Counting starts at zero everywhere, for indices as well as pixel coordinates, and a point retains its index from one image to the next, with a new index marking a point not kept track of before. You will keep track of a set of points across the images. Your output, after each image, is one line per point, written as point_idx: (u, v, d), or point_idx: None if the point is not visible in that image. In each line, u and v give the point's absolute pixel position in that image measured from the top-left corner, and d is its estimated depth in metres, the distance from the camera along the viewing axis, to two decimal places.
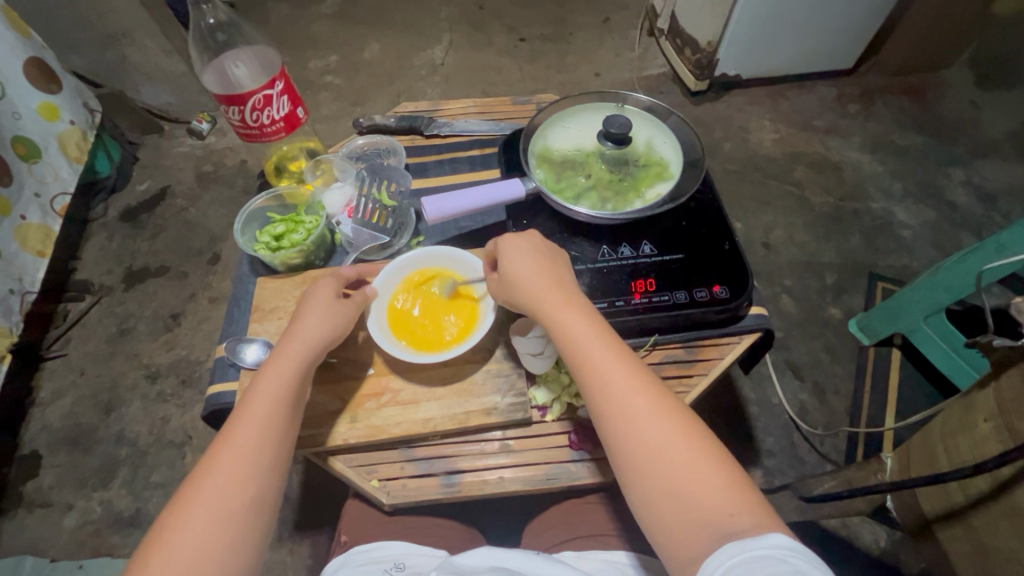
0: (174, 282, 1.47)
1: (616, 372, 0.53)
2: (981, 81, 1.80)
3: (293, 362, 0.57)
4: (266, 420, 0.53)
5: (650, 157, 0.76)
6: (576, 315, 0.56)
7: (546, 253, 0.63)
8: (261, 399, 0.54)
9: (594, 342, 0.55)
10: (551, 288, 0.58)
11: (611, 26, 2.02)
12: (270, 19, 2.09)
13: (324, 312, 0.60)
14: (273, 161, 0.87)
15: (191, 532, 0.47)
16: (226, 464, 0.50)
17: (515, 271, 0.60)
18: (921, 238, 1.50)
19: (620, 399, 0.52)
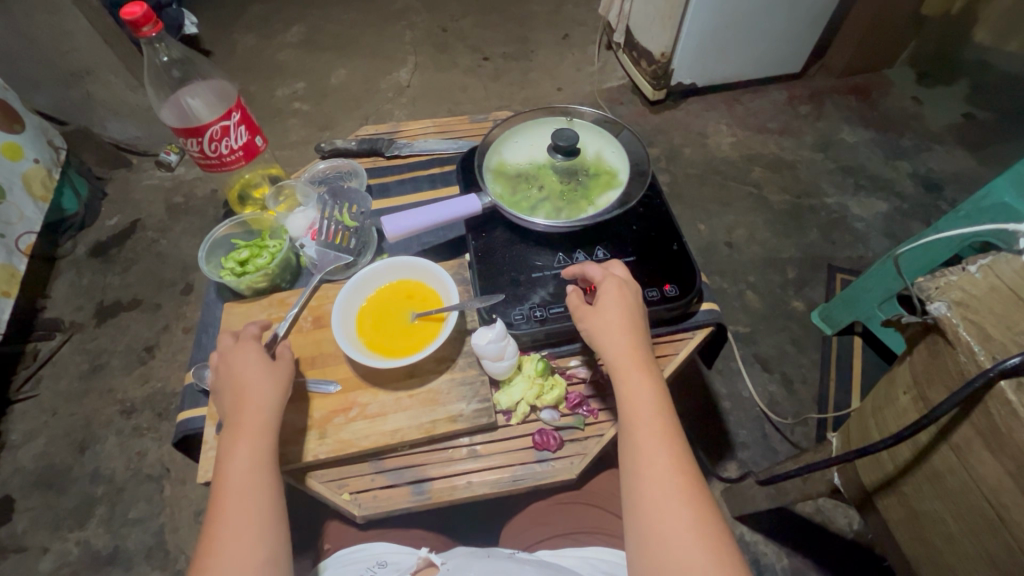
0: (147, 315, 1.46)
1: (656, 446, 0.54)
2: (921, 78, 1.91)
3: (265, 410, 0.59)
4: (255, 479, 0.55)
5: (603, 167, 0.80)
6: (643, 383, 0.58)
7: (634, 307, 0.63)
8: (240, 483, 0.55)
9: (651, 415, 0.57)
10: (627, 350, 0.60)
11: (571, 42, 2.09)
12: (236, 50, 2.11)
13: (266, 370, 0.61)
14: (236, 190, 0.89)
15: None
16: (227, 555, 0.51)
17: (602, 320, 0.62)
18: (875, 229, 1.57)
19: (654, 468, 0.53)
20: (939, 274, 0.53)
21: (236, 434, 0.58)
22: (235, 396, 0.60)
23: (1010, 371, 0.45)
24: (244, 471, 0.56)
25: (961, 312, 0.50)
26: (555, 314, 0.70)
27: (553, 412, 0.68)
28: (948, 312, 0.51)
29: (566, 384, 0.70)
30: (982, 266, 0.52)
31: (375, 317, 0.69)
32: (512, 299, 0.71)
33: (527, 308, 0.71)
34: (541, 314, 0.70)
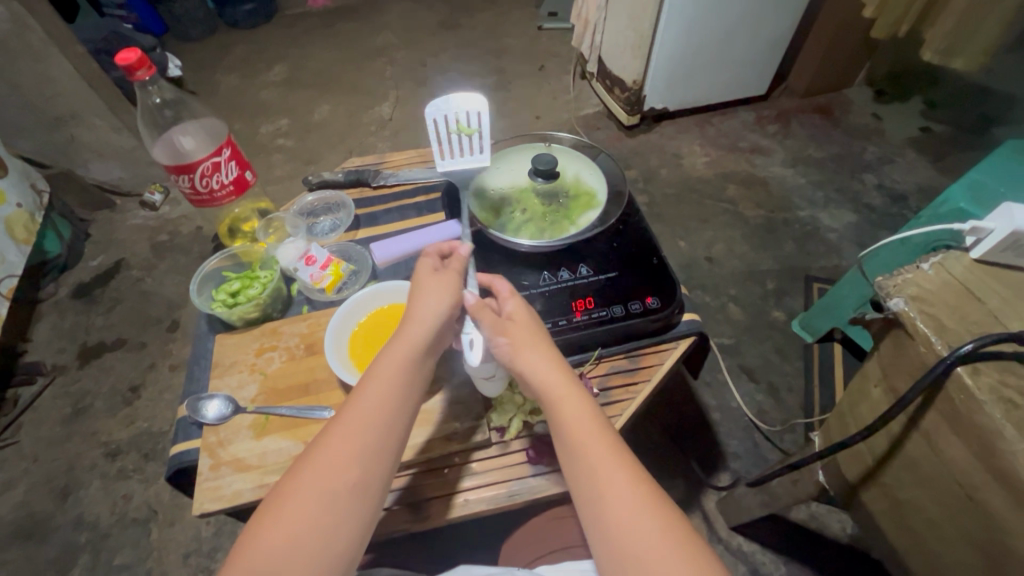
0: (133, 354, 1.45)
1: (605, 461, 0.54)
2: (878, 96, 2.02)
3: (418, 331, 0.60)
4: (385, 398, 0.56)
5: (579, 188, 0.84)
6: (578, 402, 0.58)
7: (539, 327, 0.64)
8: (367, 399, 0.56)
9: (589, 429, 0.56)
10: (550, 371, 0.59)
11: (546, 73, 2.18)
12: (220, 90, 2.16)
13: (433, 291, 0.62)
14: (225, 224, 0.90)
15: (300, 505, 0.49)
16: (328, 463, 0.52)
17: (520, 342, 0.61)
18: (847, 239, 1.64)
19: (610, 480, 0.52)
20: (895, 271, 0.56)
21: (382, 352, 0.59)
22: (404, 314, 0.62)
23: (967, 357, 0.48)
24: (376, 391, 0.56)
25: (917, 305, 0.53)
26: None
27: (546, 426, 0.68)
28: (905, 307, 0.53)
29: None
30: (934, 262, 0.56)
31: (366, 343, 0.71)
32: None
33: None
34: None
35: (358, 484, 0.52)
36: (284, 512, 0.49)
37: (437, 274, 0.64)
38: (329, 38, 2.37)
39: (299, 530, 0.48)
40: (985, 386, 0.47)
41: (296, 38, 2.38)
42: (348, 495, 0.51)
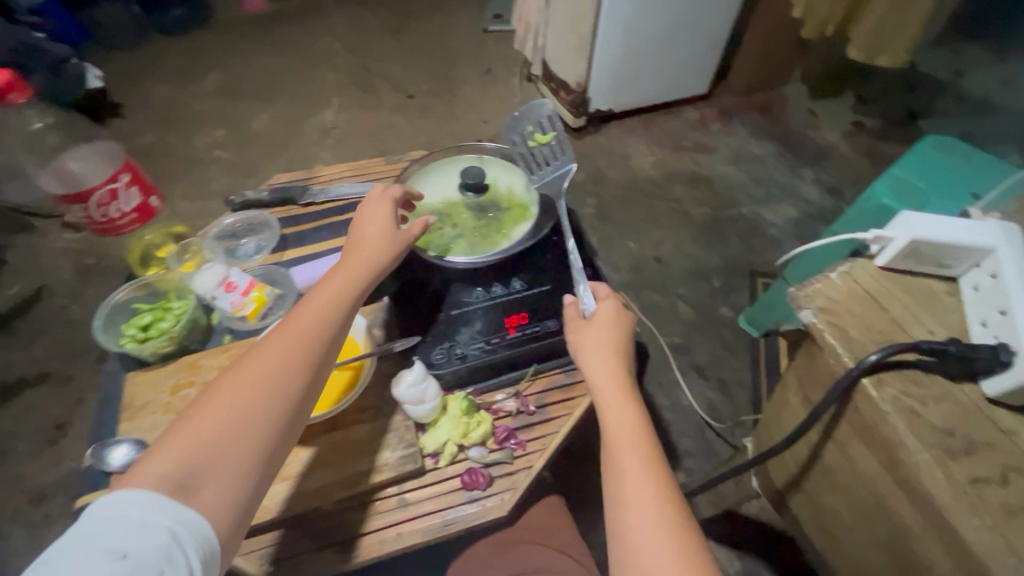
0: (58, 388, 1.35)
1: (638, 465, 0.55)
2: (813, 93, 2.09)
3: (360, 268, 0.64)
4: (321, 321, 0.59)
5: (510, 202, 0.82)
6: (627, 406, 0.60)
7: (623, 333, 0.67)
8: (305, 322, 0.58)
9: (636, 436, 0.57)
10: (610, 373, 0.62)
11: (493, 76, 2.16)
12: (149, 101, 2.04)
13: (380, 234, 0.67)
14: (136, 254, 0.86)
15: (225, 407, 0.51)
16: (259, 370, 0.54)
17: (591, 342, 0.65)
18: (787, 233, 1.69)
19: (636, 482, 0.53)
20: (807, 282, 0.61)
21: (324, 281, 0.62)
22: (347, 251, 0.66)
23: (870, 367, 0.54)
24: (315, 313, 0.59)
25: (826, 317, 0.58)
26: (476, 350, 0.71)
27: (481, 449, 0.66)
28: (814, 318, 0.58)
29: (492, 419, 0.69)
30: (842, 272, 0.61)
31: None
32: (433, 338, 0.72)
33: (448, 347, 0.71)
34: (462, 351, 0.71)
35: (283, 391, 0.54)
36: (213, 404, 0.51)
37: (386, 207, 0.70)
38: (267, 43, 2.28)
39: (223, 424, 0.50)
40: (888, 398, 0.54)
41: (232, 43, 2.28)
42: (271, 403, 0.53)
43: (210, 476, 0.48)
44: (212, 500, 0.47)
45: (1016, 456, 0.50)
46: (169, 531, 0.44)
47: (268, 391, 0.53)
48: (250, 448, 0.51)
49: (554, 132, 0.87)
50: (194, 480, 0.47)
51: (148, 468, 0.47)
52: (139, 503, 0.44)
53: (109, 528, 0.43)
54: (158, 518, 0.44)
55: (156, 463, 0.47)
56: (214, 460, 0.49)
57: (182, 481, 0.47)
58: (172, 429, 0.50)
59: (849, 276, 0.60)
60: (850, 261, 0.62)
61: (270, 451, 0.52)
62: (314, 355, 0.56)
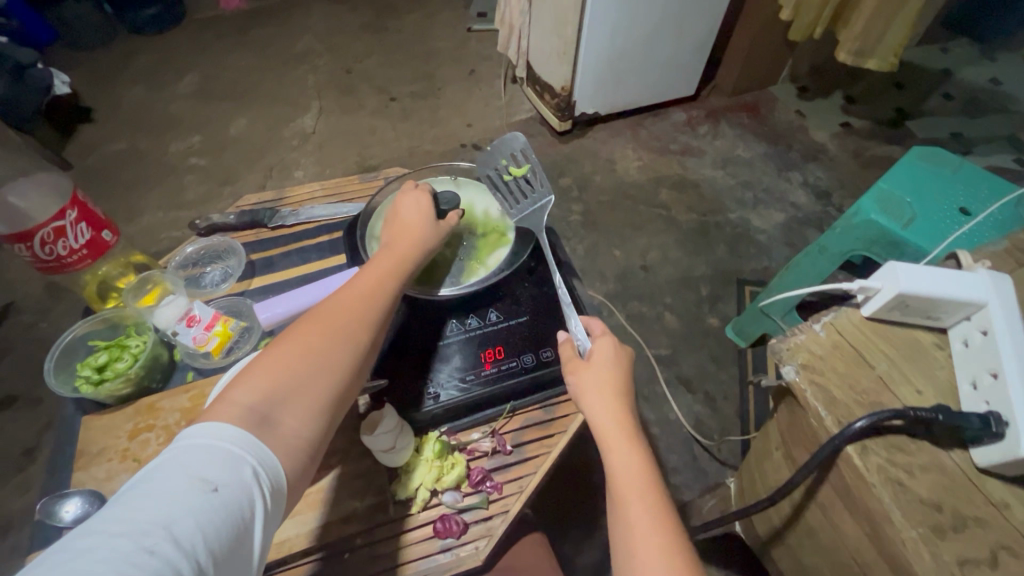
0: (27, 411, 1.31)
1: (645, 519, 0.51)
2: (801, 93, 2.07)
3: (407, 246, 0.67)
4: (377, 289, 0.61)
5: (480, 234, 0.79)
6: (630, 452, 0.56)
7: (623, 369, 0.63)
8: (362, 289, 0.60)
9: (641, 484, 0.54)
10: (611, 416, 0.59)
11: (477, 77, 2.11)
12: (122, 105, 1.98)
13: (422, 217, 0.70)
14: (92, 291, 0.79)
15: (292, 357, 0.52)
16: (320, 327, 0.55)
17: (590, 380, 0.62)
18: (775, 239, 1.67)
19: (644, 538, 0.50)
20: (790, 334, 0.63)
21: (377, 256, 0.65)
22: (394, 233, 0.69)
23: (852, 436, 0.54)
24: (370, 283, 0.61)
25: (807, 374, 0.60)
26: (450, 388, 0.68)
27: (455, 494, 0.63)
28: (795, 376, 0.60)
29: (467, 460, 0.66)
30: (825, 323, 0.63)
31: None
32: (405, 377, 0.69)
33: (420, 385, 0.68)
34: (436, 390, 0.68)
35: (346, 347, 0.55)
36: (281, 353, 0.52)
37: (429, 189, 0.74)
38: (243, 43, 2.21)
39: (291, 371, 0.51)
40: (873, 467, 0.54)
41: (207, 44, 2.21)
42: (337, 355, 0.54)
43: (287, 412, 0.49)
44: (287, 438, 0.48)
45: (1006, 533, 0.49)
46: (252, 462, 0.45)
47: (338, 338, 0.55)
48: (319, 395, 0.52)
49: (529, 164, 0.77)
50: (272, 412, 0.48)
51: (232, 400, 0.48)
52: (230, 427, 0.46)
53: (203, 453, 0.44)
54: (243, 446, 0.45)
55: (239, 394, 0.49)
56: (291, 397, 0.50)
57: (264, 413, 0.48)
58: (249, 367, 0.51)
59: (833, 329, 0.62)
60: (836, 309, 0.64)
61: (332, 403, 0.52)
62: (377, 315, 0.59)
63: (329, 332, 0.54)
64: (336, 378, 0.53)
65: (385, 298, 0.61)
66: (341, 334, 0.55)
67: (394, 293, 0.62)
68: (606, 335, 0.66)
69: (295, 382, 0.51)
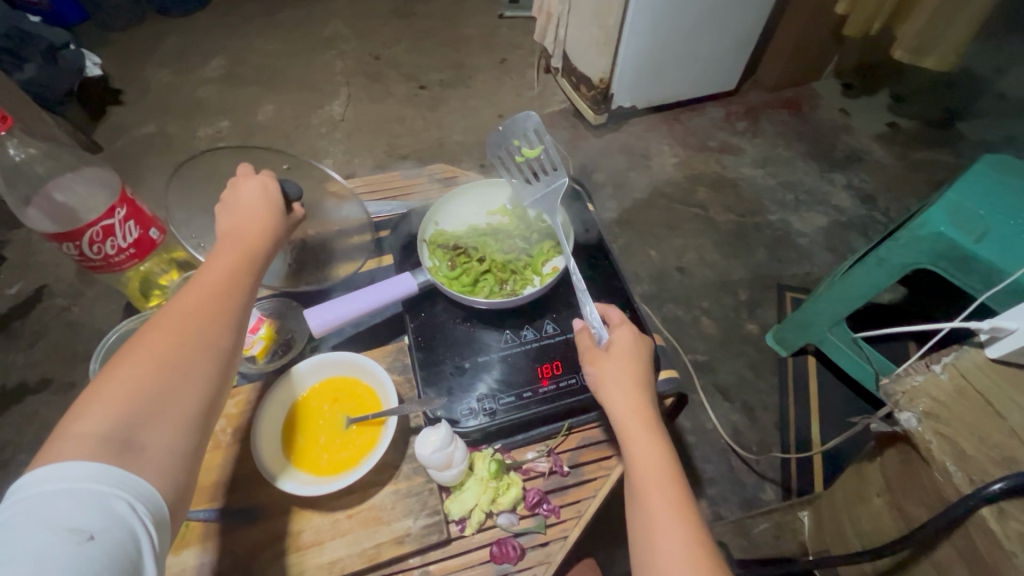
0: (58, 397, 1.30)
1: (667, 513, 0.50)
2: (846, 90, 1.98)
3: (247, 235, 0.59)
4: (231, 283, 0.55)
5: (534, 240, 0.78)
6: (653, 445, 0.55)
7: (643, 359, 0.61)
8: (211, 286, 0.54)
9: (663, 479, 0.52)
10: (634, 407, 0.57)
11: (509, 66, 2.05)
12: (150, 88, 1.95)
13: (260, 201, 0.62)
14: (135, 288, 0.78)
15: (139, 371, 0.46)
16: (168, 334, 0.49)
17: (610, 369, 0.59)
18: (817, 244, 1.61)
19: (665, 533, 0.49)
20: (906, 376, 0.62)
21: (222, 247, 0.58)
22: (232, 220, 0.61)
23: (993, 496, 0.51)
24: (218, 277, 0.55)
25: (931, 424, 0.59)
26: (505, 405, 0.65)
27: (511, 516, 0.61)
28: (917, 424, 0.59)
29: (523, 481, 0.63)
30: (947, 364, 0.61)
31: (312, 437, 0.62)
32: (457, 391, 0.66)
33: (474, 401, 0.65)
34: (490, 406, 0.65)
35: (209, 350, 0.50)
36: (123, 371, 0.46)
37: (271, 174, 0.66)
38: (271, 27, 2.17)
39: (142, 386, 0.46)
40: (1013, 533, 0.51)
41: (234, 27, 2.17)
42: (199, 361, 0.49)
43: (154, 434, 0.45)
44: (159, 458, 0.44)
45: None
46: (121, 496, 0.41)
47: (198, 345, 0.49)
48: (186, 408, 0.47)
49: (542, 145, 0.76)
50: (134, 440, 0.43)
51: (78, 434, 0.42)
52: (85, 465, 0.40)
53: (56, 500, 0.38)
54: (107, 482, 0.40)
55: (87, 426, 0.43)
56: (156, 417, 0.45)
57: (124, 438, 0.43)
58: (93, 390, 0.45)
59: (955, 370, 0.60)
60: (957, 350, 0.62)
61: (207, 413, 0.49)
62: (237, 310, 0.54)
63: (184, 339, 0.49)
64: (204, 385, 0.49)
65: (244, 291, 0.55)
66: (199, 340, 0.50)
67: (250, 287, 0.56)
68: (625, 325, 0.63)
69: (157, 399, 0.46)
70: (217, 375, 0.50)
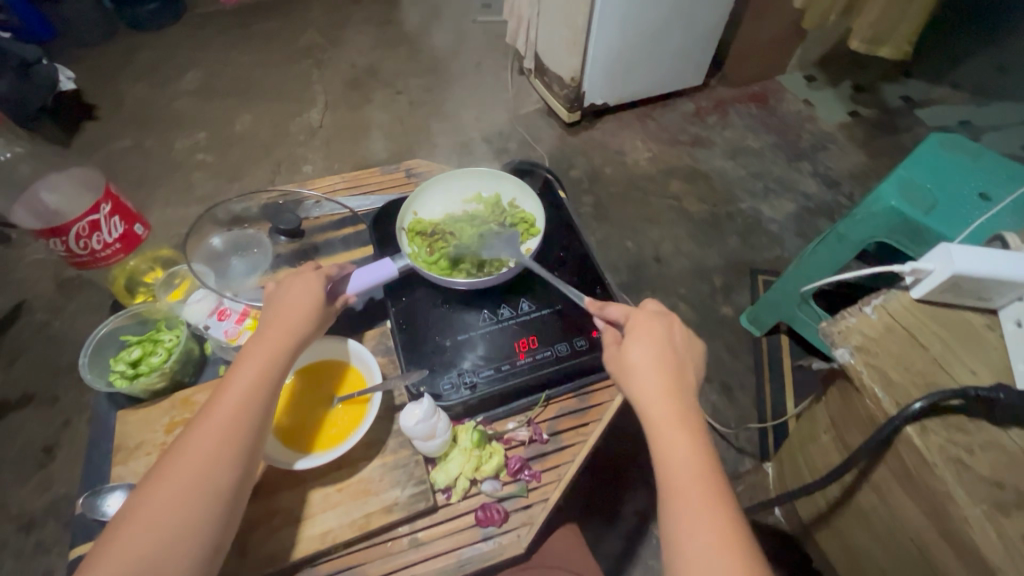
0: (42, 411, 1.30)
1: (695, 508, 0.47)
2: (809, 82, 2.06)
3: (278, 344, 0.58)
4: (251, 400, 0.54)
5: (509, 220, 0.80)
6: (681, 436, 0.52)
7: (670, 339, 0.58)
8: (233, 407, 0.54)
9: (692, 468, 0.50)
10: (661, 390, 0.54)
11: (484, 70, 2.09)
12: (126, 102, 1.96)
13: (296, 300, 0.62)
14: (120, 282, 0.80)
15: (154, 515, 0.47)
16: (181, 469, 0.50)
17: (635, 355, 0.57)
18: (787, 229, 1.67)
19: (693, 532, 0.46)
20: (840, 318, 0.65)
21: (247, 354, 0.57)
22: (267, 319, 0.60)
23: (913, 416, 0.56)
24: (241, 396, 0.54)
25: (862, 357, 0.62)
26: (486, 378, 0.68)
27: (494, 482, 0.64)
28: (850, 357, 0.62)
29: (505, 449, 0.66)
30: (876, 305, 0.65)
31: (304, 418, 0.64)
32: (439, 368, 0.69)
33: (456, 375, 0.68)
34: (472, 380, 0.68)
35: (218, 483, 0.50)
36: (140, 517, 0.47)
37: (322, 270, 0.66)
38: (246, 39, 2.19)
39: (154, 533, 0.47)
40: (933, 445, 0.55)
41: (209, 39, 2.18)
42: (209, 501, 0.49)
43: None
44: None
45: None
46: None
47: (213, 487, 0.50)
48: (194, 547, 0.48)
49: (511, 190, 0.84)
50: None
51: None
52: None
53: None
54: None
55: (101, 573, 0.44)
56: (166, 566, 0.46)
57: None
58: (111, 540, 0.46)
59: (883, 311, 0.64)
60: (884, 291, 0.66)
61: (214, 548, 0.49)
62: (248, 438, 0.53)
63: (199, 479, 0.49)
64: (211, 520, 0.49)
65: (258, 413, 0.54)
66: (213, 478, 0.50)
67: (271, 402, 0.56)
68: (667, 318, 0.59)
69: (164, 550, 0.46)
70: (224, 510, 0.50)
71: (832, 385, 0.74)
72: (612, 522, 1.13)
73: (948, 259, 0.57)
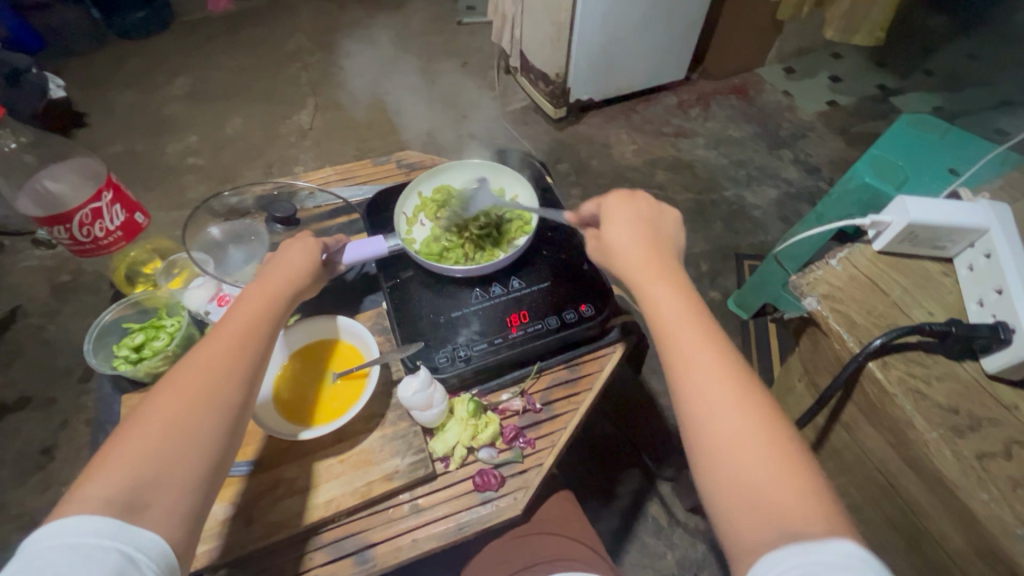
0: (39, 413, 1.31)
1: (712, 364, 0.49)
2: (788, 74, 2.12)
3: (275, 293, 0.60)
4: (249, 333, 0.55)
5: (509, 216, 0.81)
6: (673, 290, 0.55)
7: (650, 221, 0.62)
8: (227, 336, 0.54)
9: (693, 317, 0.52)
10: (648, 258, 0.58)
11: (470, 69, 2.13)
12: (115, 109, 1.97)
13: (293, 258, 0.64)
14: (121, 272, 0.83)
15: (145, 429, 0.47)
16: (173, 387, 0.50)
17: (621, 232, 0.61)
18: (770, 215, 1.71)
19: (710, 385, 0.47)
20: (808, 270, 0.68)
21: (244, 297, 0.59)
22: (263, 274, 0.62)
23: (874, 353, 0.59)
24: (237, 328, 0.55)
25: (828, 303, 0.65)
26: (480, 351, 0.71)
27: (491, 450, 0.66)
28: (817, 305, 0.65)
29: (500, 419, 0.69)
30: (841, 258, 0.68)
31: (306, 394, 0.66)
32: (434, 343, 0.72)
33: (451, 349, 0.71)
34: (466, 353, 0.71)
35: (209, 399, 0.50)
36: (133, 435, 0.47)
37: (315, 238, 0.68)
38: (234, 44, 2.21)
39: (145, 446, 0.46)
40: (894, 379, 0.59)
41: (196, 45, 2.20)
42: (201, 414, 0.49)
43: (158, 503, 0.45)
44: (164, 520, 0.45)
45: (1019, 430, 0.54)
46: (119, 548, 0.42)
47: (207, 407, 0.50)
48: (189, 458, 0.48)
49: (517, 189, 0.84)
50: (140, 505, 0.44)
51: (86, 498, 0.43)
52: (91, 535, 0.41)
53: (65, 555, 0.40)
54: (113, 538, 0.42)
55: (94, 486, 0.44)
56: (161, 480, 0.46)
57: (128, 502, 0.44)
58: (103, 458, 0.46)
59: (847, 263, 0.67)
60: (850, 247, 0.70)
61: (210, 467, 0.49)
62: (253, 364, 0.54)
63: (190, 396, 0.49)
64: (205, 434, 0.49)
65: (261, 344, 0.56)
66: (205, 395, 0.50)
67: (267, 340, 0.57)
68: (636, 199, 0.63)
69: (159, 466, 0.46)
70: (217, 426, 0.50)
71: (803, 342, 0.77)
72: (608, 501, 1.16)
73: (904, 211, 0.62)
